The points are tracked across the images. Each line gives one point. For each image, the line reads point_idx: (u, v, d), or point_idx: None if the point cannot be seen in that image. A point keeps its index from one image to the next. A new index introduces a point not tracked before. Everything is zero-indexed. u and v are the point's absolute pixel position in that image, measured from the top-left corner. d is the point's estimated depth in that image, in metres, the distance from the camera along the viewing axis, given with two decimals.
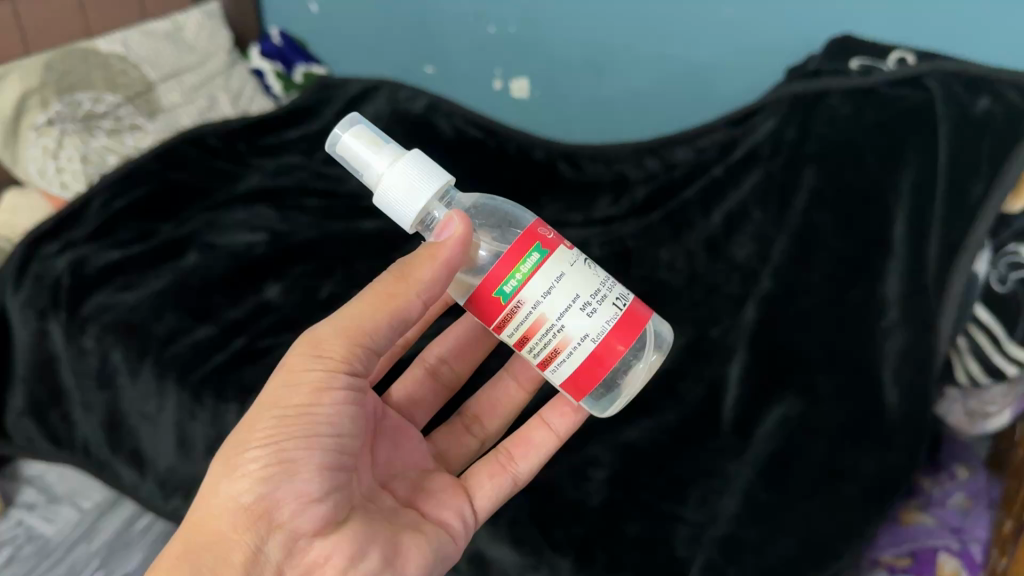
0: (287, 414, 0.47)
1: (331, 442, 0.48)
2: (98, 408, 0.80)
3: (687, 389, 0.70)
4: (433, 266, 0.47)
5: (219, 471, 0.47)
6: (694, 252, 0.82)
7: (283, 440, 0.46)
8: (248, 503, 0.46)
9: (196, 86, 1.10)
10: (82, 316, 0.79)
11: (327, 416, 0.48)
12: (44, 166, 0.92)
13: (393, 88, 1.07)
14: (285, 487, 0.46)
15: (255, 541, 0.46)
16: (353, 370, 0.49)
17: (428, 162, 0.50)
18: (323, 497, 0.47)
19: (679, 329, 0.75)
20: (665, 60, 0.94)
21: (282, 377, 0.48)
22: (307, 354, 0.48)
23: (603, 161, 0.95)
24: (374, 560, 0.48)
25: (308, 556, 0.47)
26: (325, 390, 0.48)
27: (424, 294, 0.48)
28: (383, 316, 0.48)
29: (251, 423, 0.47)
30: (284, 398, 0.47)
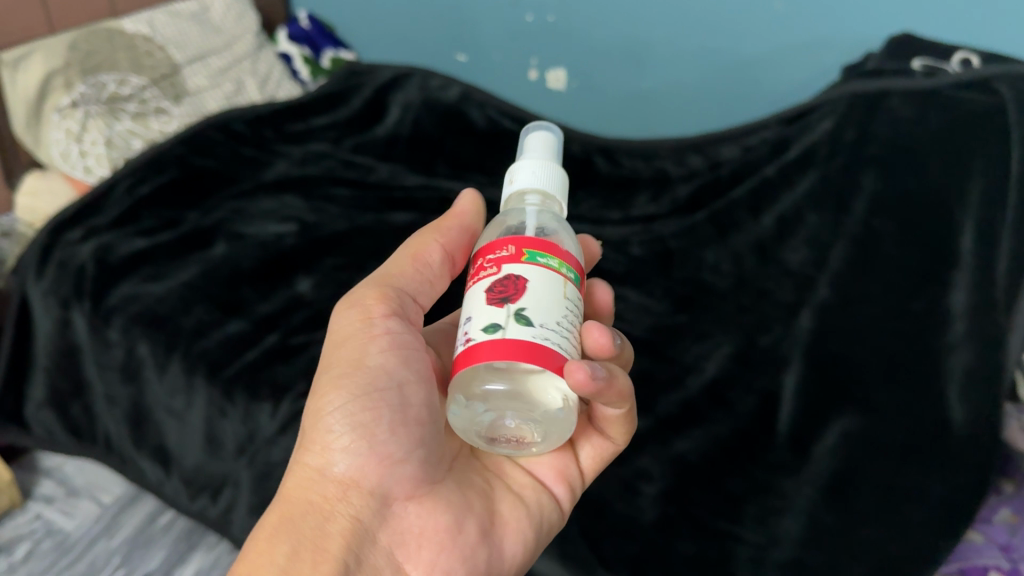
0: (341, 373, 0.45)
1: (397, 395, 0.45)
2: (122, 403, 0.77)
3: (738, 399, 0.67)
4: (438, 235, 0.51)
5: (303, 449, 0.46)
6: (742, 255, 0.79)
7: (347, 402, 0.44)
8: (338, 471, 0.44)
9: (223, 70, 1.07)
10: (107, 306, 0.77)
11: (381, 363, 0.45)
12: (68, 149, 0.89)
13: (425, 75, 1.04)
14: (364, 453, 0.44)
15: (351, 510, 0.44)
16: (389, 310, 0.47)
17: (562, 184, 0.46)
18: (406, 458, 0.45)
19: (727, 336, 0.73)
20: (710, 54, 0.90)
21: (329, 347, 0.48)
22: (345, 312, 0.48)
23: (642, 157, 0.91)
24: (472, 533, 0.46)
25: (405, 524, 0.45)
26: (371, 338, 0.46)
27: (440, 239, 0.51)
28: (408, 267, 0.50)
29: (315, 394, 0.46)
30: (334, 361, 0.46)
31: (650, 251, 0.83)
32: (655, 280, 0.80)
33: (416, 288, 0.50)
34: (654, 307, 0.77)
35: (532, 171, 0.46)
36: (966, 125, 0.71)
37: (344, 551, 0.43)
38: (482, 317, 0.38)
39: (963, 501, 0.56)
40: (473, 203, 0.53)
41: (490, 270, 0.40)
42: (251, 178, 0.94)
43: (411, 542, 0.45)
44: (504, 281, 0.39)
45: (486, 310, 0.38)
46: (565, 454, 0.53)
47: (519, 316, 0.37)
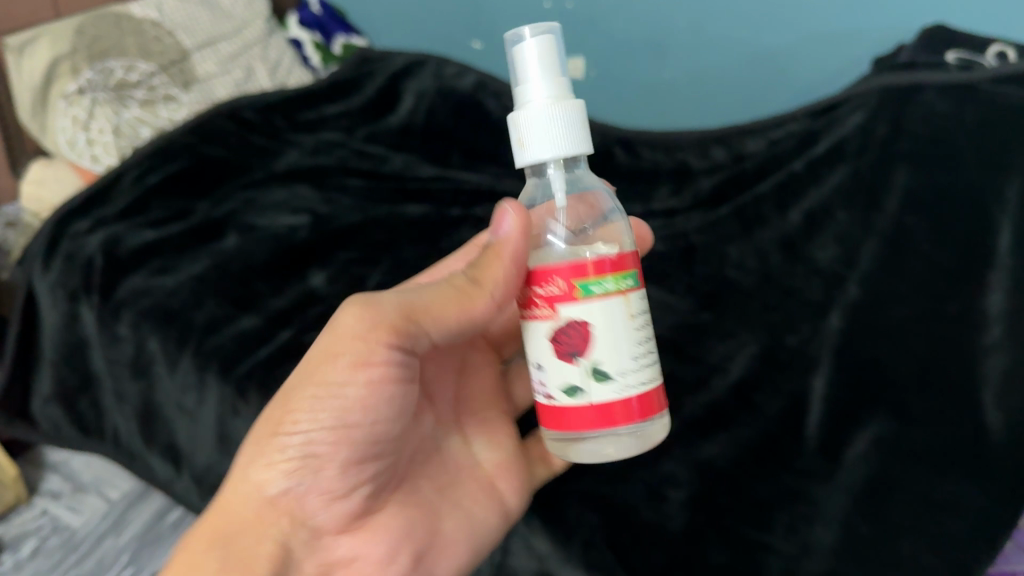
0: (316, 396, 0.44)
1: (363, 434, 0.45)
2: (132, 399, 0.76)
3: (765, 401, 0.65)
4: (501, 264, 0.45)
5: (250, 454, 0.46)
6: (768, 251, 0.77)
7: (314, 432, 0.44)
8: (274, 495, 0.45)
9: (233, 55, 1.04)
10: (116, 300, 0.75)
11: (358, 395, 0.44)
12: (75, 137, 0.87)
13: (439, 63, 1.02)
14: (309, 483, 0.45)
15: (281, 536, 0.45)
16: (393, 342, 0.44)
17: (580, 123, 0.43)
18: (345, 497, 0.47)
19: (752, 335, 0.71)
20: (735, 44, 0.88)
21: (313, 351, 0.45)
22: (350, 318, 0.44)
23: (664, 150, 0.89)
24: (403, 564, 0.49)
25: (331, 552, 0.48)
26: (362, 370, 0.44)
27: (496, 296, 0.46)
28: (451, 309, 0.45)
29: (284, 401, 0.45)
30: (318, 376, 0.44)
31: (671, 246, 0.81)
32: (677, 276, 0.78)
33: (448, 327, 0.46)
34: (677, 304, 0.75)
35: (553, 129, 0.42)
36: (1006, 116, 0.69)
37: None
38: (565, 372, 0.41)
39: (1002, 512, 0.55)
40: (523, 234, 0.45)
41: (551, 310, 0.41)
42: (262, 168, 0.92)
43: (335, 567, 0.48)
44: (575, 329, 0.41)
45: (565, 365, 0.41)
46: (521, 466, 0.57)
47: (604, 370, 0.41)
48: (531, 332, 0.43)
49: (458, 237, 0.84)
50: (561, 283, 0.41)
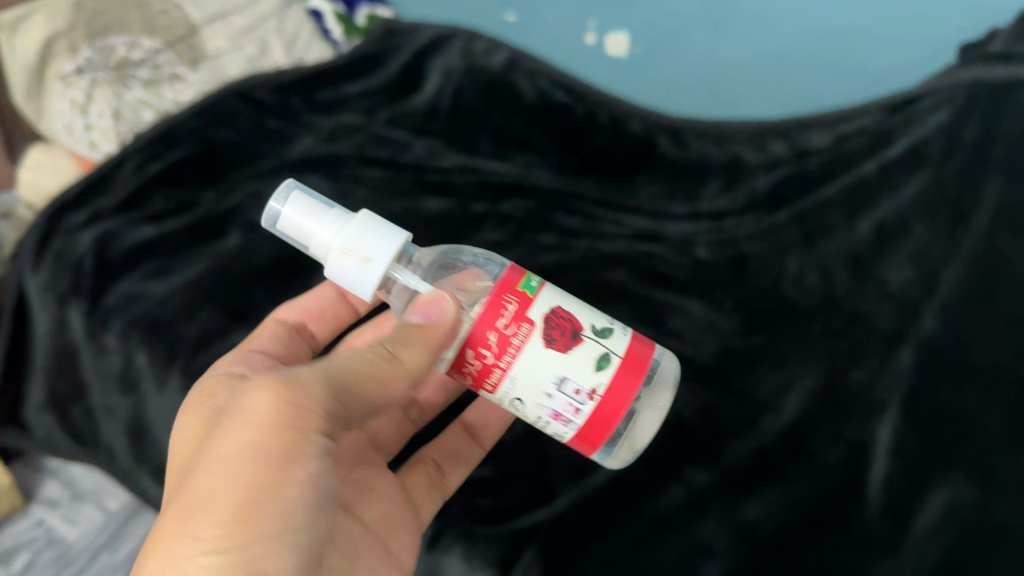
0: (247, 480, 0.37)
1: (308, 544, 0.38)
2: (122, 414, 0.70)
3: (823, 449, 0.56)
4: (426, 348, 0.45)
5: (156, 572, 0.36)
6: (832, 267, 0.68)
7: (241, 549, 0.36)
8: None
9: (247, 29, 0.93)
10: (106, 307, 0.69)
11: (297, 497, 0.38)
12: (72, 121, 0.82)
13: (468, 37, 0.93)
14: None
15: None
16: (326, 422, 0.39)
17: (383, 223, 0.48)
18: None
19: (809, 367, 0.62)
20: (805, 22, 0.76)
21: (255, 415, 0.38)
22: (268, 401, 0.38)
23: (715, 141, 0.81)
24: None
25: None
26: (298, 459, 0.38)
27: (428, 355, 0.45)
28: (371, 360, 0.43)
29: (286, 458, 0.38)
30: (308, 419, 0.38)
31: (721, 255, 0.73)
32: (725, 289, 0.70)
33: (375, 402, 0.42)
34: (723, 324, 0.67)
35: (372, 234, 0.47)
36: None
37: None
38: (580, 367, 0.43)
39: None
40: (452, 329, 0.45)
41: (527, 336, 0.43)
42: (273, 155, 0.85)
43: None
44: (564, 321, 0.44)
45: (574, 356, 0.43)
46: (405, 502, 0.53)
47: (598, 330, 0.45)
48: (517, 378, 0.44)
49: (480, 238, 0.76)
50: (515, 301, 0.44)
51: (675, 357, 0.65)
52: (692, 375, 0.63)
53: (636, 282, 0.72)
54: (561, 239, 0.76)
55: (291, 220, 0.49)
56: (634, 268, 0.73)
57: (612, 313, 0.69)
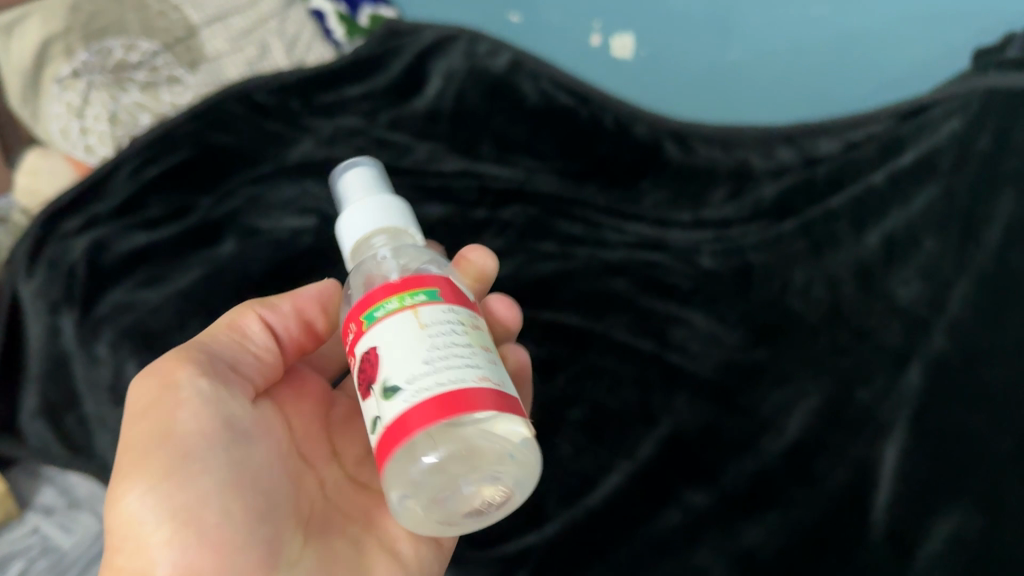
0: (147, 437, 0.43)
1: (220, 467, 0.43)
2: (112, 424, 0.69)
3: (825, 470, 0.54)
4: (288, 300, 0.52)
5: (114, 549, 0.42)
6: (840, 279, 0.66)
7: (157, 485, 0.42)
8: (166, 516, 0.42)
9: (247, 31, 0.92)
10: (97, 316, 0.68)
11: (192, 426, 0.44)
12: (67, 125, 0.81)
13: (471, 39, 0.91)
14: (195, 543, 0.41)
15: (189, 545, 0.41)
16: (195, 371, 0.45)
17: (389, 208, 0.50)
18: (251, 541, 0.43)
19: (814, 383, 0.60)
20: (817, 24, 0.74)
21: (138, 397, 0.45)
22: (145, 386, 0.45)
23: (721, 146, 0.80)
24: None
25: None
26: (176, 404, 0.44)
27: (263, 309, 0.51)
28: (223, 333, 0.49)
29: (163, 404, 0.44)
30: (171, 373, 0.45)
31: (725, 265, 0.71)
32: (729, 301, 0.68)
33: (236, 356, 0.49)
34: (726, 337, 0.65)
35: (372, 213, 0.49)
36: None
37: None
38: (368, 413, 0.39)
39: None
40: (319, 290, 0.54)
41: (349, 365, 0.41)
42: (272, 160, 0.83)
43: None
44: (366, 363, 0.39)
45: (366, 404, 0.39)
46: None
47: (382, 391, 0.37)
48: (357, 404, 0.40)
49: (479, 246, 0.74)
50: (353, 329, 0.41)
51: (676, 370, 0.63)
52: (692, 390, 0.61)
53: (638, 293, 0.70)
54: (562, 247, 0.74)
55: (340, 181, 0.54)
56: (636, 277, 0.71)
57: (613, 324, 0.67)
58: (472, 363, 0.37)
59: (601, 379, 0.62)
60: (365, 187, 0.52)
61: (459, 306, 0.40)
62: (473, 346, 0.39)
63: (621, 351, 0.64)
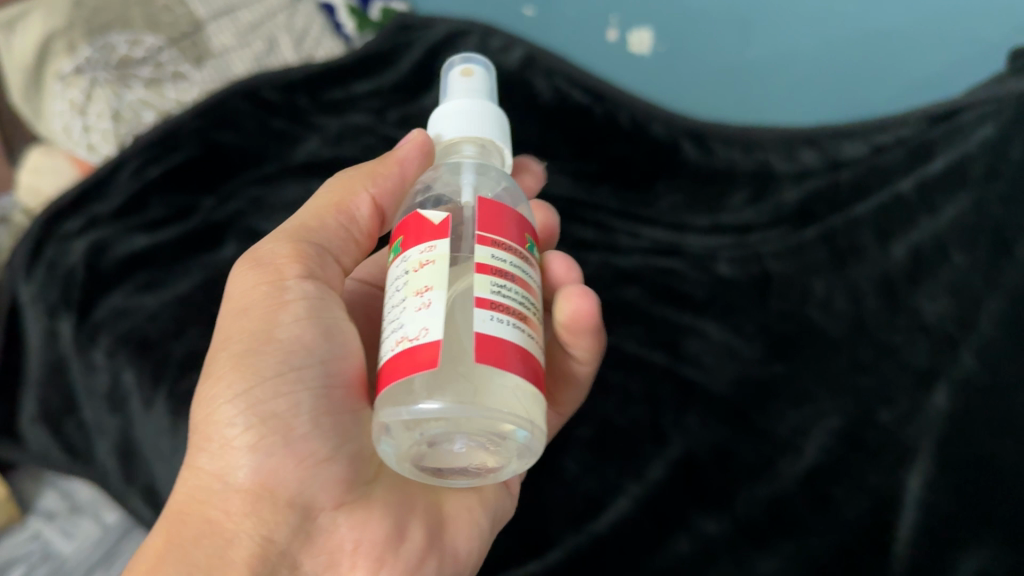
0: (245, 348, 0.40)
1: (316, 375, 0.40)
2: (110, 432, 0.67)
3: (846, 498, 0.52)
4: (390, 170, 0.46)
5: (200, 445, 0.40)
6: (863, 292, 0.63)
7: (254, 390, 0.39)
8: (246, 425, 0.39)
9: (253, 26, 0.90)
10: (94, 321, 0.67)
11: (292, 336, 0.40)
12: (71, 123, 0.78)
13: (483, 34, 0.89)
14: (282, 454, 0.39)
15: (269, 462, 0.39)
16: (302, 273, 0.42)
17: (479, 114, 0.44)
18: (335, 456, 0.40)
19: (834, 403, 0.58)
20: (844, 20, 0.70)
21: (239, 286, 0.43)
22: (249, 282, 0.42)
23: (741, 147, 0.77)
24: (417, 539, 0.43)
25: (334, 538, 0.40)
26: (280, 306, 0.41)
27: (373, 188, 0.46)
28: (331, 217, 0.45)
29: (267, 306, 0.41)
30: (280, 273, 0.42)
31: (743, 273, 0.68)
32: (746, 312, 0.65)
33: (340, 246, 0.45)
34: (743, 350, 0.62)
35: (461, 119, 0.44)
36: None
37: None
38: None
39: None
40: (419, 152, 0.45)
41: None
42: (277, 160, 0.81)
43: (343, 561, 0.41)
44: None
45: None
46: None
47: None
48: None
49: None
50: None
51: (689, 386, 0.60)
52: (704, 407, 0.59)
53: (650, 303, 0.67)
54: (573, 251, 0.71)
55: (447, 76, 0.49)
56: (648, 284, 0.68)
57: (624, 336, 0.64)
58: (394, 331, 0.34)
59: (610, 397, 0.60)
60: (469, 88, 0.46)
61: (412, 250, 0.36)
62: (404, 300, 0.34)
63: (631, 366, 0.62)
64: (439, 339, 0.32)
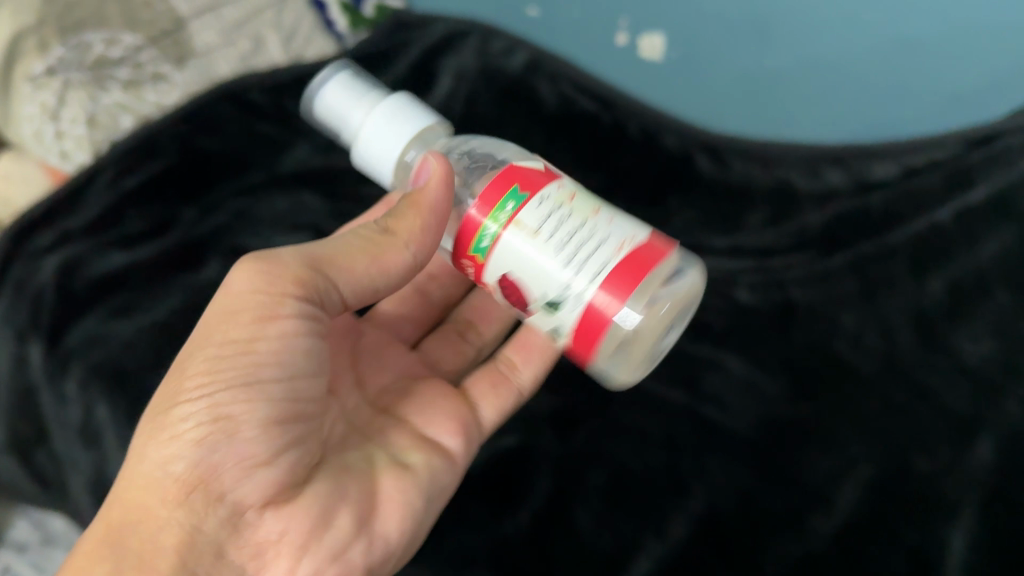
0: (213, 358, 0.43)
1: (278, 390, 0.43)
2: (83, 468, 0.62)
3: (878, 552, 0.49)
4: (418, 211, 0.47)
5: (147, 434, 0.43)
6: (895, 326, 0.60)
7: (218, 391, 0.42)
8: (194, 433, 0.42)
9: (239, 23, 0.83)
10: (66, 349, 0.62)
11: (272, 352, 0.43)
12: (42, 128, 0.73)
13: (484, 35, 0.84)
14: (224, 450, 0.42)
15: (208, 461, 0.42)
16: (298, 301, 0.44)
17: (397, 110, 0.55)
18: (273, 461, 0.43)
19: (865, 448, 0.54)
20: (873, 27, 0.65)
21: (236, 289, 0.44)
22: (249, 288, 0.44)
23: (760, 162, 0.72)
24: (345, 527, 0.46)
25: (260, 532, 0.44)
26: (270, 321, 0.43)
27: (409, 241, 0.47)
28: (359, 257, 0.46)
29: (259, 321, 0.43)
30: (279, 289, 0.44)
31: (765, 300, 0.64)
32: (769, 344, 0.61)
33: (355, 287, 0.47)
34: (767, 387, 0.58)
35: (386, 123, 0.54)
36: None
37: (177, 566, 0.41)
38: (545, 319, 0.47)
39: None
40: (446, 184, 0.47)
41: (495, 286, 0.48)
42: (264, 169, 0.76)
43: (269, 550, 0.44)
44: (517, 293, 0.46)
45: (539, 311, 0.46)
46: (457, 403, 0.54)
47: (550, 303, 0.44)
48: (534, 291, 0.44)
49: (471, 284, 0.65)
50: (472, 266, 0.47)
51: (711, 428, 0.56)
52: (725, 451, 0.55)
53: None
54: None
55: (337, 108, 0.57)
56: None
57: None
58: (601, 246, 0.43)
59: (626, 439, 0.55)
60: (377, 98, 0.57)
61: (548, 189, 0.45)
62: (586, 224, 0.43)
63: (648, 405, 0.58)
64: (649, 236, 0.45)
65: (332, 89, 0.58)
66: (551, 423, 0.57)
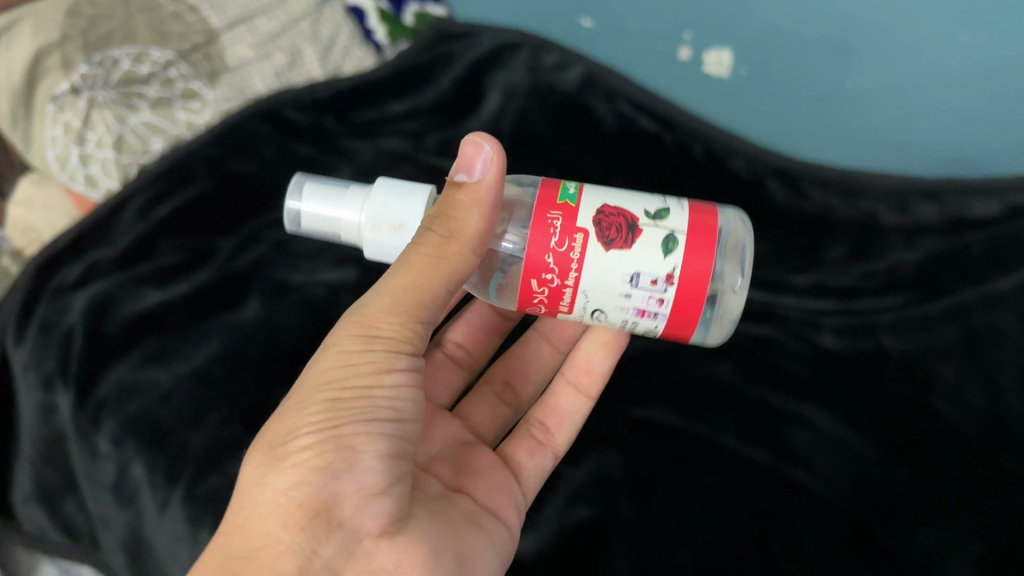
0: (330, 398, 0.38)
1: (393, 427, 0.38)
2: (115, 528, 0.58)
3: None
4: (478, 211, 0.41)
5: (264, 463, 0.37)
6: (1003, 386, 0.56)
7: (339, 422, 0.37)
8: (315, 460, 0.36)
9: (275, 35, 0.79)
10: (98, 400, 0.57)
11: (387, 399, 0.38)
12: (67, 152, 0.68)
13: (536, 50, 0.79)
14: (345, 479, 0.36)
15: (326, 485, 0.36)
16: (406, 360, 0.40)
17: (398, 187, 0.46)
18: (386, 489, 0.37)
19: (975, 520, 0.49)
20: (968, 52, 0.60)
21: (343, 343, 0.39)
22: (360, 341, 0.39)
23: (839, 193, 0.67)
24: (449, 564, 0.39)
25: (374, 563, 0.37)
26: (387, 369, 0.39)
27: (478, 250, 0.41)
28: (438, 284, 0.40)
29: (376, 369, 0.38)
30: (394, 341, 0.39)
31: (853, 347, 0.59)
32: (859, 397, 0.56)
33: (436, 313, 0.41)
34: (859, 448, 0.53)
35: (397, 200, 0.45)
36: None
37: None
38: (647, 255, 0.39)
39: None
40: (502, 181, 0.41)
41: (584, 241, 0.40)
42: None
43: None
44: (618, 217, 0.40)
45: (639, 248, 0.39)
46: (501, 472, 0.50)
47: (655, 214, 0.40)
48: (631, 208, 0.41)
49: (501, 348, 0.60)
50: (562, 214, 0.40)
51: (803, 495, 0.51)
52: (823, 521, 0.49)
53: (743, 381, 0.57)
54: None
55: (322, 218, 0.47)
56: (740, 358, 0.59)
57: (718, 425, 0.55)
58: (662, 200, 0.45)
59: (708, 508, 0.50)
60: (364, 193, 0.47)
61: None
62: None
63: (732, 466, 0.52)
64: None
65: (309, 211, 0.47)
66: (619, 478, 0.52)
